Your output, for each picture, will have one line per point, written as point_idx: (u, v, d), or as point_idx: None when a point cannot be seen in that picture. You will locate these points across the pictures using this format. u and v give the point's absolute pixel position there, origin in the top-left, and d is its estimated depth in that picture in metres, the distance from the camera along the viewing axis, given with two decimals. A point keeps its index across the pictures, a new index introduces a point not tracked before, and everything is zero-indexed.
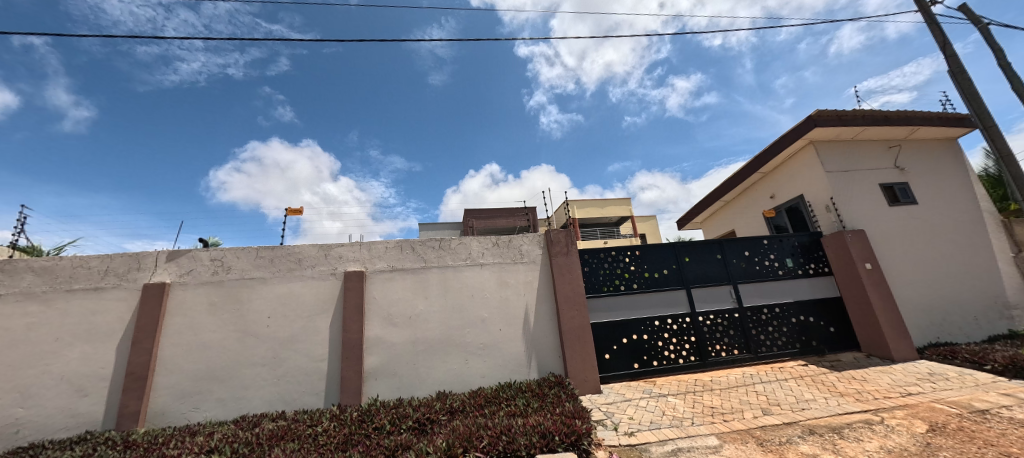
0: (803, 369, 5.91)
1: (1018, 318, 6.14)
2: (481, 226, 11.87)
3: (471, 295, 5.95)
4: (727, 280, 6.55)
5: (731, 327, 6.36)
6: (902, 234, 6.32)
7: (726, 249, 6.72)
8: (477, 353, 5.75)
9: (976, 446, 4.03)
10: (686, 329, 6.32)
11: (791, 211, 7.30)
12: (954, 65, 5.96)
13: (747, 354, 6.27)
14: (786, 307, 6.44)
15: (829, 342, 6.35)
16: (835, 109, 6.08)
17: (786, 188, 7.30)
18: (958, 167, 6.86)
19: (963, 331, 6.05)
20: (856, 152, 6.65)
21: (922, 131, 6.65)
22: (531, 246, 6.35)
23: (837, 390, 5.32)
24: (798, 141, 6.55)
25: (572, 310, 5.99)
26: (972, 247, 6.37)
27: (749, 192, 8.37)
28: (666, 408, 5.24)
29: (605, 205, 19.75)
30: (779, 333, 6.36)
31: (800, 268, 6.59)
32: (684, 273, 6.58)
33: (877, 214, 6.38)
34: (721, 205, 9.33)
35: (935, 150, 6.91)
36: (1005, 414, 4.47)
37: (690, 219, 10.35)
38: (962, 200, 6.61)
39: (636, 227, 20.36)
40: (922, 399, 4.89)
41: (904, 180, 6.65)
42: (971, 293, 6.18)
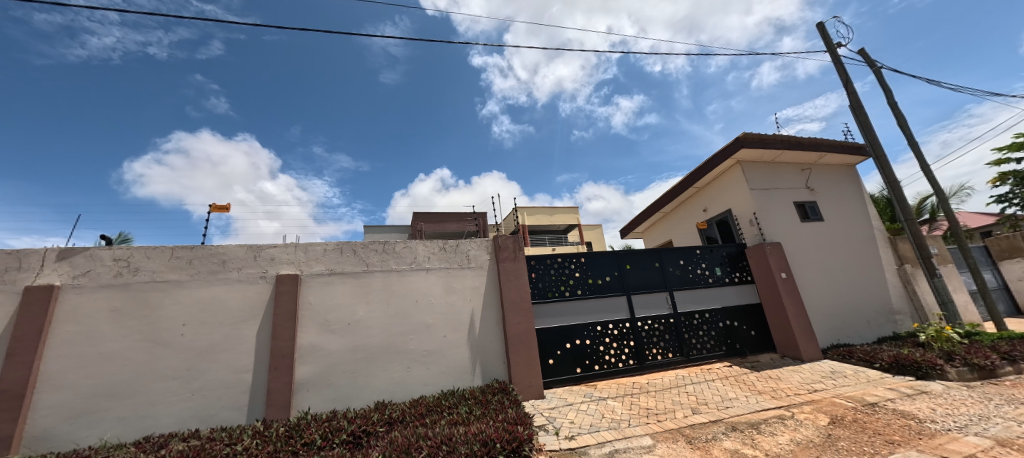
0: (728, 370, 6.37)
1: (900, 322, 7.08)
2: (429, 229, 11.63)
3: (415, 300, 5.77)
4: (664, 287, 6.92)
5: (666, 331, 6.72)
6: (811, 247, 7.07)
7: (664, 257, 7.12)
8: (420, 360, 5.56)
9: (866, 435, 4.56)
10: (626, 334, 6.58)
11: (721, 223, 7.91)
12: (855, 101, 6.82)
13: (681, 357, 6.64)
14: (715, 313, 6.93)
15: (750, 345, 6.91)
16: (759, 133, 6.70)
17: (717, 203, 7.90)
18: (856, 189, 7.83)
19: (858, 333, 6.86)
20: (775, 172, 7.36)
21: (829, 157, 7.52)
22: (478, 251, 6.30)
23: (757, 389, 5.79)
24: (727, 160, 7.12)
25: (518, 315, 6.01)
26: (866, 260, 7.27)
27: (685, 204, 8.95)
28: (605, 411, 5.40)
29: (554, 213, 20.25)
30: (708, 336, 6.82)
31: (728, 276, 7.14)
32: (625, 280, 6.87)
33: (791, 228, 7.09)
34: (660, 216, 9.89)
35: (838, 173, 7.84)
36: (889, 405, 5.12)
37: (632, 228, 10.85)
38: (858, 218, 7.55)
39: (583, 235, 21.08)
40: (825, 395, 5.46)
41: (814, 199, 7.47)
42: (864, 300, 7.04)
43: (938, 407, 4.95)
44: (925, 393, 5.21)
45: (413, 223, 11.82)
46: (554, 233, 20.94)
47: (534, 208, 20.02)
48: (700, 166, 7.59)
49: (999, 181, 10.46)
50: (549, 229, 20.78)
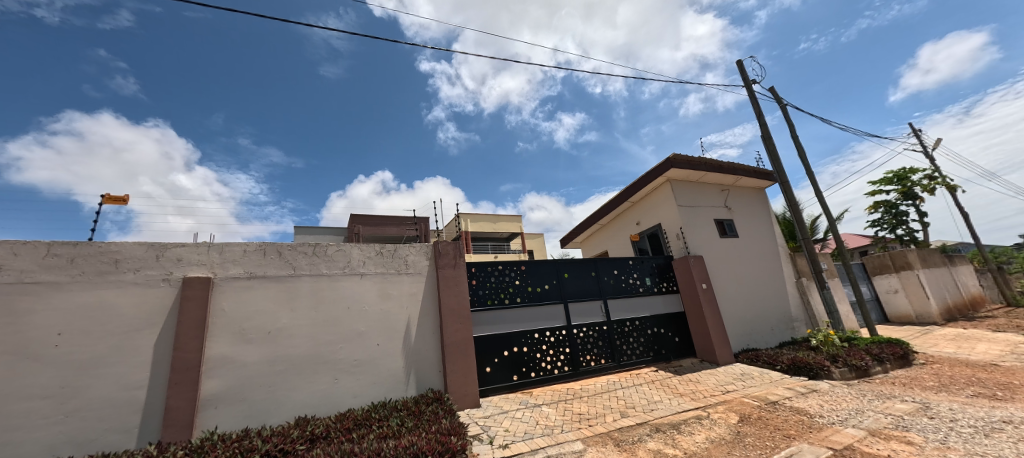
0: (655, 375, 6.76)
1: (797, 328, 8.01)
2: (366, 233, 11.10)
3: (346, 307, 5.44)
4: (598, 295, 7.22)
5: (600, 338, 6.99)
6: (728, 261, 7.79)
7: (600, 267, 7.44)
8: (349, 371, 5.23)
9: (769, 431, 5.06)
10: (562, 341, 6.74)
11: (652, 236, 8.45)
12: (766, 132, 7.69)
13: (612, 363, 6.93)
14: (644, 320, 7.35)
15: (674, 350, 7.40)
16: (686, 155, 7.29)
17: (649, 217, 8.44)
18: (765, 210, 8.79)
19: (763, 339, 7.64)
20: (700, 191, 8.05)
21: (744, 180, 8.37)
22: (417, 256, 6.12)
23: (679, 392, 6.20)
24: (658, 178, 7.64)
25: (456, 323, 5.91)
26: (771, 273, 8.16)
27: (620, 217, 9.45)
28: (539, 418, 5.45)
29: (497, 221, 20.38)
30: (638, 343, 7.21)
31: (656, 286, 7.63)
32: (563, 288, 7.06)
33: (711, 243, 7.76)
34: (597, 228, 10.33)
35: (751, 195, 8.76)
36: (787, 403, 5.74)
37: (572, 238, 11.21)
38: (766, 236, 8.48)
39: (525, 243, 21.42)
40: (736, 395, 5.99)
41: (731, 217, 8.25)
42: (769, 309, 7.86)
43: (825, 403, 5.65)
44: (815, 391, 5.92)
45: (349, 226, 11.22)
46: (497, 241, 21.06)
47: (478, 215, 20.00)
48: (635, 182, 8.07)
49: (873, 208, 12.34)
50: (492, 237, 20.86)
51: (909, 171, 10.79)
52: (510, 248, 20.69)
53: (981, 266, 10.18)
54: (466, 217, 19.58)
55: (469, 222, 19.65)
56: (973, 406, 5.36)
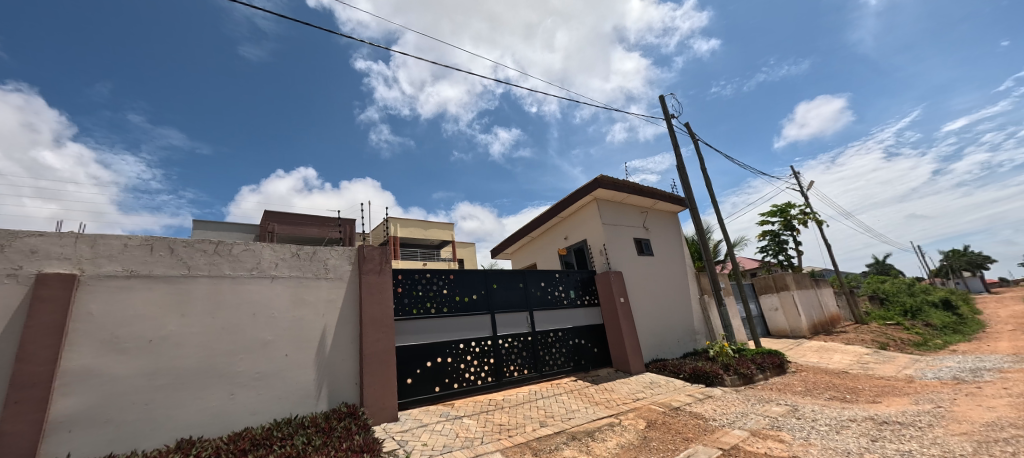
0: (574, 384, 7.04)
1: (699, 340, 8.90)
2: (282, 232, 10.23)
3: (250, 313, 4.92)
4: (525, 306, 7.38)
5: (524, 349, 7.12)
6: (643, 277, 8.44)
7: (528, 279, 7.63)
8: (249, 385, 4.71)
9: (671, 435, 5.52)
10: (487, 351, 6.74)
11: (578, 251, 8.88)
12: (681, 162, 8.55)
13: (535, 373, 7.09)
14: (567, 331, 7.65)
15: (593, 360, 7.79)
16: (612, 178, 7.82)
17: (576, 233, 8.86)
18: (677, 232, 9.71)
19: (671, 350, 8.36)
20: (622, 211, 8.66)
21: (660, 204, 9.19)
22: (339, 260, 5.76)
23: (595, 400, 6.51)
24: (587, 196, 8.08)
25: (377, 332, 5.63)
26: (679, 290, 8.99)
27: (550, 231, 9.79)
28: (459, 430, 5.36)
29: (429, 228, 19.99)
30: (560, 353, 7.47)
31: (579, 299, 8.01)
32: (491, 299, 7.10)
33: (630, 260, 8.37)
34: (528, 240, 10.58)
35: (666, 218, 9.63)
36: (687, 408, 6.32)
37: (503, 249, 11.34)
38: (676, 256, 9.36)
39: (456, 252, 21.24)
40: (645, 402, 6.45)
41: (648, 237, 8.98)
42: (676, 322, 8.65)
43: (718, 408, 6.32)
44: (710, 397, 6.59)
45: (262, 224, 10.26)
46: (427, 248, 20.58)
47: (408, 220, 19.42)
48: (566, 198, 8.44)
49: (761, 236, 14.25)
50: (422, 243, 20.35)
51: (789, 206, 12.67)
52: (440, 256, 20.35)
53: (837, 289, 12.22)
54: (396, 221, 18.88)
55: (399, 227, 18.97)
56: (828, 407, 6.36)
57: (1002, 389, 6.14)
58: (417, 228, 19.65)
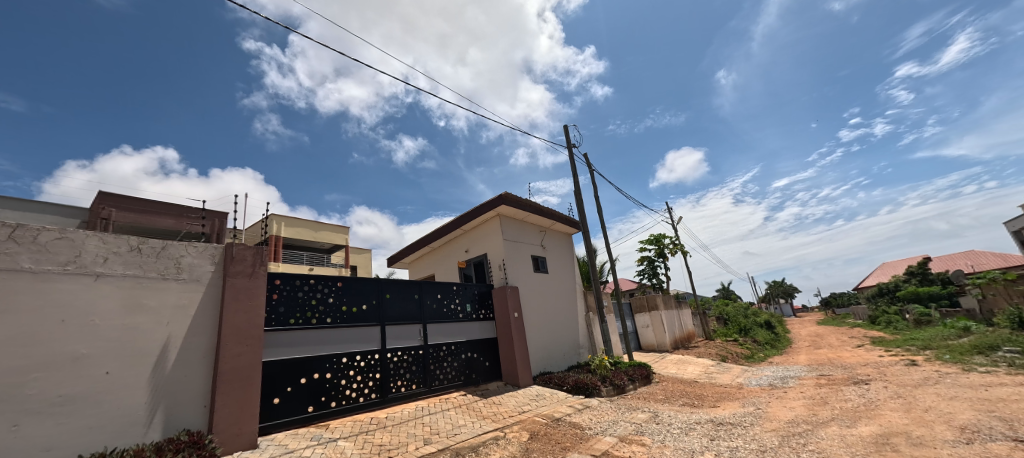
0: (463, 399, 6.98)
1: (582, 354, 9.60)
2: (121, 219, 7.97)
3: (58, 320, 3.89)
4: (418, 319, 7.18)
5: (414, 363, 6.87)
6: (537, 293, 8.85)
7: (424, 290, 7.46)
8: (44, 412, 3.65)
9: (550, 445, 5.79)
10: (372, 366, 6.33)
11: (477, 264, 9.00)
12: (578, 188, 9.27)
13: (424, 388, 6.86)
14: (460, 345, 7.62)
15: (484, 374, 7.85)
16: (515, 196, 8.14)
17: (477, 247, 8.98)
18: (569, 252, 10.46)
19: (557, 363, 8.85)
20: (522, 229, 9.03)
21: (557, 225, 9.82)
22: (197, 259, 4.90)
23: (482, 414, 6.53)
24: (490, 210, 8.25)
25: (239, 345, 4.86)
26: (568, 306, 9.64)
27: (451, 243, 9.74)
28: (332, 453, 4.84)
29: (320, 230, 18.38)
30: (451, 367, 7.37)
31: (475, 313, 8.09)
32: (382, 310, 6.74)
33: (526, 276, 8.73)
34: (427, 250, 10.34)
35: (561, 238, 10.32)
36: (567, 418, 6.71)
37: (400, 258, 10.89)
38: (567, 274, 10.06)
39: (349, 257, 19.85)
40: (530, 414, 6.68)
41: (544, 256, 9.50)
42: (564, 337, 9.22)
43: (594, 417, 6.84)
44: (588, 407, 7.12)
45: (93, 206, 8.33)
46: (315, 252, 18.73)
47: (296, 219, 17.60)
48: (470, 211, 8.51)
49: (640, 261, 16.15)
50: (310, 246, 18.48)
51: (663, 236, 14.62)
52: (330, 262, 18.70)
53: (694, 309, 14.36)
54: (279, 219, 16.83)
55: (283, 227, 16.94)
56: (681, 412, 7.35)
57: (800, 393, 7.80)
58: (304, 230, 17.82)
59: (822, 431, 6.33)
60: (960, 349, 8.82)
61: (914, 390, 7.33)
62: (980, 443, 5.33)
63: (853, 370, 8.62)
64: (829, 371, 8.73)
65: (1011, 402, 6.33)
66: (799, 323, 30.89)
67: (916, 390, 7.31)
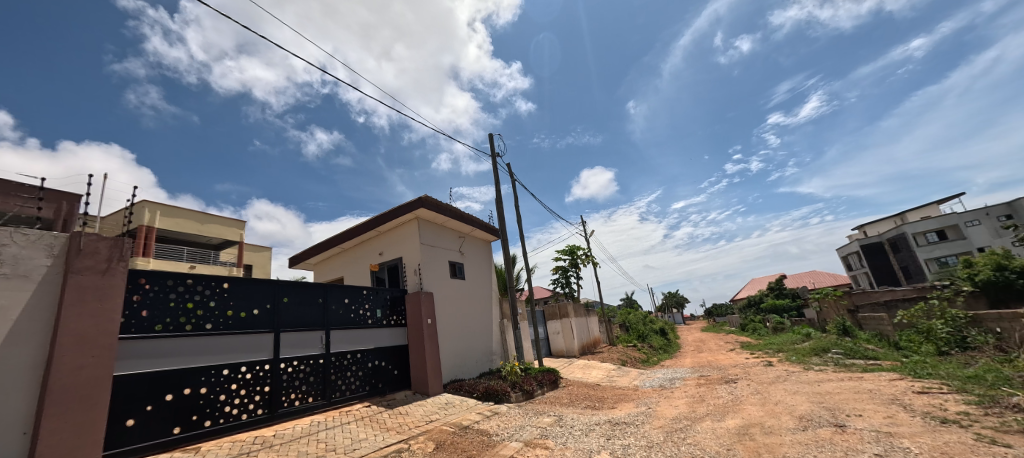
0: (366, 410, 6.58)
1: (494, 360, 9.73)
2: None
3: None
4: (321, 325, 6.65)
5: (313, 373, 6.32)
6: (452, 300, 8.78)
7: (329, 294, 6.94)
8: None
9: (456, 454, 5.73)
10: (260, 378, 5.67)
11: (391, 268, 8.68)
12: (499, 197, 9.43)
13: (322, 401, 6.33)
14: (366, 353, 7.22)
15: (391, 383, 7.52)
16: (435, 200, 8.00)
17: (392, 250, 8.64)
18: (487, 259, 10.59)
19: (469, 370, 8.84)
20: (441, 233, 8.91)
21: (476, 232, 9.88)
22: (27, 251, 3.95)
23: (386, 426, 6.22)
24: (407, 213, 8.00)
25: (83, 356, 3.97)
26: (483, 313, 9.71)
27: (364, 245, 9.25)
28: None
29: (206, 222, 16.17)
30: (355, 377, 6.93)
31: (386, 319, 7.76)
32: (277, 315, 6.11)
33: (441, 282, 8.61)
34: (337, 251, 9.68)
35: (480, 245, 10.42)
36: (475, 426, 6.71)
37: (304, 259, 10.02)
38: (484, 281, 10.16)
39: (242, 255, 17.72)
40: (437, 424, 6.55)
41: (462, 262, 9.49)
42: (477, 344, 9.25)
43: (501, 423, 6.94)
44: (496, 413, 7.20)
45: None
46: (200, 248, 16.42)
47: (176, 209, 15.27)
48: (386, 212, 8.17)
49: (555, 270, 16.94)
50: (193, 241, 16.15)
51: (576, 248, 15.54)
52: (218, 260, 16.55)
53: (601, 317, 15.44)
54: (154, 207, 14.46)
55: (158, 216, 14.55)
56: (583, 414, 7.80)
57: (683, 392, 8.78)
58: (187, 221, 15.51)
59: (698, 425, 7.20)
60: (803, 351, 10.73)
61: (768, 387, 8.71)
62: (811, 429, 6.50)
63: (726, 371, 9.98)
64: (707, 372, 10.00)
65: (833, 394, 7.84)
66: (687, 330, 35.01)
67: (770, 387, 8.70)
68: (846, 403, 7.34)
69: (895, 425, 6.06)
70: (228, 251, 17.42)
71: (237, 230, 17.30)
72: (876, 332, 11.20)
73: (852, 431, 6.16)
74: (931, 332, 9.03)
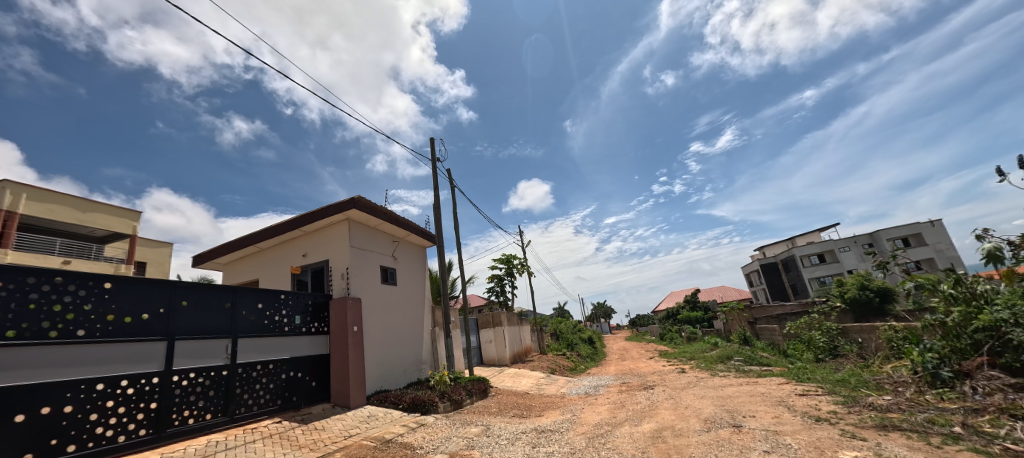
0: (275, 427, 5.99)
1: (423, 370, 9.48)
2: None
3: None
4: (227, 333, 5.97)
5: (213, 387, 5.63)
6: (381, 306, 8.43)
7: (239, 298, 6.28)
8: None
9: None
10: (147, 393, 4.87)
11: (316, 272, 8.14)
12: (437, 202, 9.30)
13: (223, 418, 5.64)
14: (280, 363, 6.65)
15: (306, 396, 6.99)
16: (369, 201, 7.67)
17: (317, 251, 8.10)
18: (420, 265, 10.37)
19: (396, 380, 8.50)
20: (373, 237, 8.55)
21: (411, 236, 9.64)
22: None
23: (298, 444, 5.71)
24: (338, 213, 7.56)
25: None
26: (413, 321, 9.46)
27: (285, 245, 8.56)
28: None
29: (90, 210, 13.91)
30: (264, 390, 6.32)
31: (305, 326, 7.24)
32: (174, 321, 5.35)
33: (371, 288, 8.23)
34: (253, 251, 8.85)
35: (414, 251, 10.18)
36: (398, 439, 6.45)
37: (212, 258, 9.01)
38: (416, 287, 9.93)
39: (133, 250, 15.47)
40: (357, 439, 6.18)
41: (394, 267, 9.17)
42: (406, 353, 8.96)
43: (426, 435, 6.75)
44: (422, 425, 6.99)
45: None
46: (76, 240, 14.05)
47: (50, 192, 12.96)
48: (313, 211, 7.64)
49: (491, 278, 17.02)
50: (69, 231, 13.77)
51: (513, 257, 15.78)
52: (100, 255, 14.29)
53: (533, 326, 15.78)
54: (18, 189, 12.14)
55: (23, 200, 12.22)
56: (510, 423, 7.86)
57: (606, 399, 9.24)
58: (63, 208, 13.20)
59: (618, 430, 7.60)
60: (710, 359, 11.86)
61: (681, 392, 9.47)
62: (714, 430, 7.18)
63: (645, 377, 10.70)
64: (629, 379, 10.64)
65: (734, 398, 8.75)
66: (612, 340, 37.05)
67: (682, 392, 9.47)
68: (743, 405, 8.23)
69: (780, 424, 6.92)
70: (117, 245, 15.13)
71: (129, 221, 15.09)
72: (770, 341, 12.73)
73: (747, 430, 6.91)
74: (811, 341, 10.47)
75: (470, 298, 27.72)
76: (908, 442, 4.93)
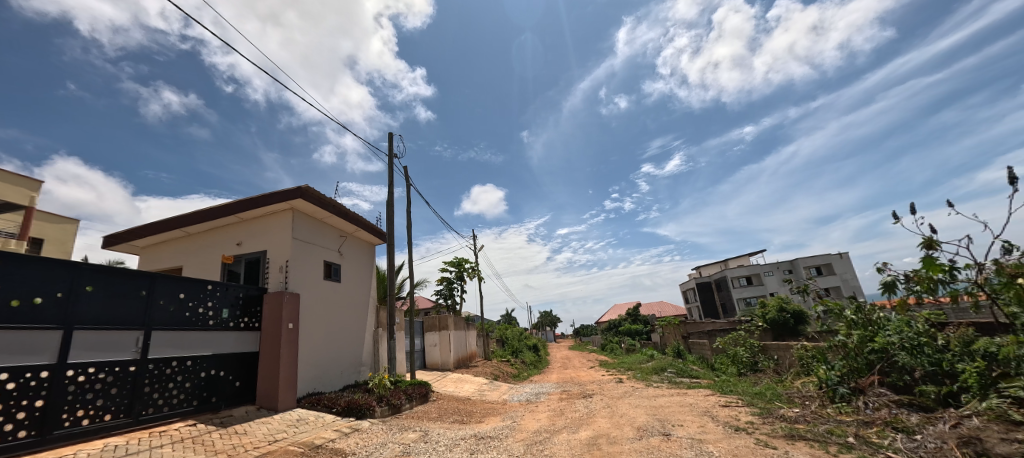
0: (188, 431, 5.44)
1: (361, 372, 9.15)
2: None
3: None
4: (139, 324, 5.40)
5: (116, 384, 5.03)
6: (321, 304, 8.03)
7: (157, 286, 5.72)
8: None
9: None
10: (31, 389, 4.24)
11: (251, 263, 7.63)
12: (391, 200, 9.07)
13: (126, 419, 5.04)
14: (200, 360, 6.12)
15: (228, 397, 6.48)
16: (317, 192, 7.32)
17: (255, 242, 7.59)
18: (367, 263, 10.04)
19: (331, 382, 8.11)
20: (318, 229, 8.16)
21: (360, 232, 9.33)
22: None
23: (214, 449, 5.23)
24: (282, 202, 7.16)
25: None
26: (354, 320, 9.11)
27: (217, 231, 7.94)
28: None
29: None
30: (178, 390, 5.77)
31: (233, 320, 6.75)
32: (74, 308, 4.74)
33: (312, 283, 7.83)
34: (178, 235, 8.13)
35: (362, 248, 9.85)
36: (329, 445, 6.13)
37: (127, 240, 8.15)
38: (361, 286, 9.60)
39: (28, 225, 13.54)
40: (282, 444, 5.79)
41: (339, 263, 8.80)
42: (344, 354, 8.60)
43: (360, 440, 6.48)
44: (356, 430, 6.70)
45: None
46: None
47: None
48: (254, 198, 7.15)
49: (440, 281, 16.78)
50: None
51: (465, 260, 15.71)
52: None
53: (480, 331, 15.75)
54: None
55: None
56: (450, 429, 7.76)
57: (546, 406, 9.41)
58: None
59: (555, 437, 7.76)
60: (647, 370, 12.49)
61: (617, 401, 9.87)
62: (645, 438, 7.56)
63: (585, 386, 11.03)
64: (569, 387, 10.91)
65: (664, 407, 9.27)
66: (557, 348, 37.65)
67: (618, 401, 9.88)
68: (673, 415, 8.73)
69: (704, 433, 7.43)
70: (7, 218, 13.16)
71: (26, 192, 13.21)
72: (700, 355, 13.64)
73: (674, 438, 7.34)
74: (736, 356, 11.36)
75: (417, 301, 27.13)
76: (810, 450, 5.50)
